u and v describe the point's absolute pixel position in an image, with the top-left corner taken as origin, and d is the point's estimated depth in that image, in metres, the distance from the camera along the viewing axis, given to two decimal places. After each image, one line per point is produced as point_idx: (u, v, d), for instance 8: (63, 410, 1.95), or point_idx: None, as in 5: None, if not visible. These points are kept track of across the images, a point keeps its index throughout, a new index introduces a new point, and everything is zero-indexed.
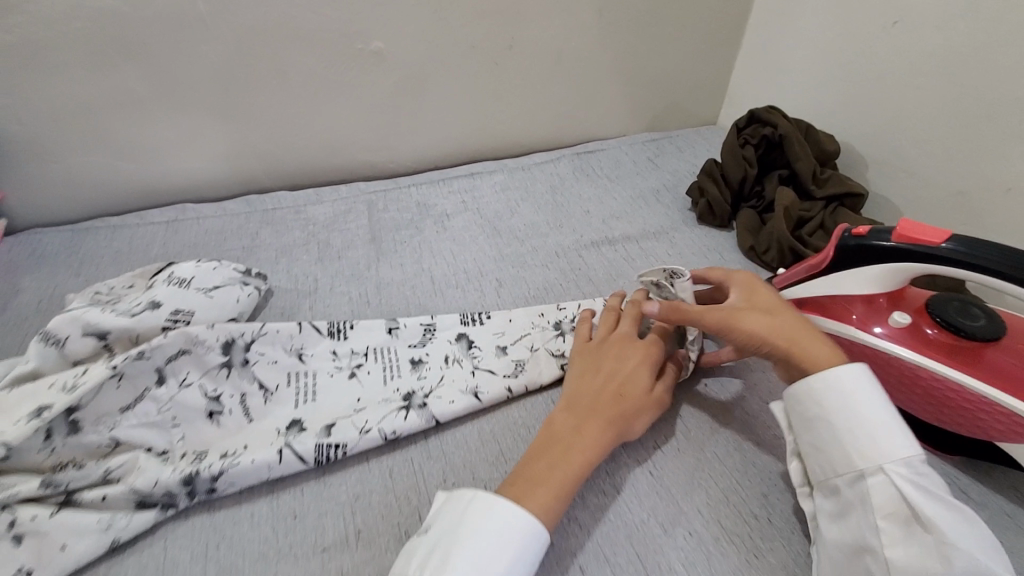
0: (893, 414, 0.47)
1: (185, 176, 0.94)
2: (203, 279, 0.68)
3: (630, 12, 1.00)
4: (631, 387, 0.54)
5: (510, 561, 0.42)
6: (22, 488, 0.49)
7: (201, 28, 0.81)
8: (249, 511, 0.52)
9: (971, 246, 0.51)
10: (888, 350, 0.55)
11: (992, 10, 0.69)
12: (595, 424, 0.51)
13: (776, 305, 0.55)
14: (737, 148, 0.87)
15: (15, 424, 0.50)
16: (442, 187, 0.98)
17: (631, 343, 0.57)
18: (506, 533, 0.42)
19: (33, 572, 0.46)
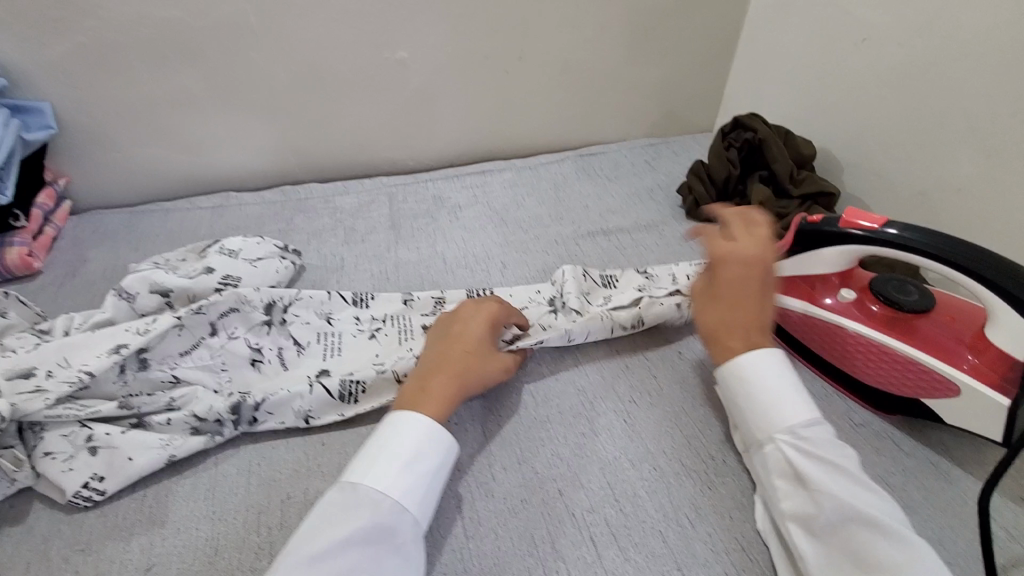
0: (786, 388, 0.53)
1: (228, 167, 1.05)
2: (249, 252, 0.79)
3: (631, 27, 1.10)
4: (478, 349, 0.61)
5: (406, 467, 0.50)
6: (101, 408, 0.59)
7: (249, 37, 0.93)
8: (285, 439, 0.63)
9: (903, 232, 0.61)
10: (836, 321, 0.68)
11: (945, 30, 0.79)
12: (440, 378, 0.57)
13: (743, 285, 0.59)
14: (723, 150, 0.97)
15: (98, 357, 0.61)
16: (456, 183, 1.08)
17: (480, 313, 0.64)
18: (402, 441, 0.51)
19: (106, 477, 0.56)
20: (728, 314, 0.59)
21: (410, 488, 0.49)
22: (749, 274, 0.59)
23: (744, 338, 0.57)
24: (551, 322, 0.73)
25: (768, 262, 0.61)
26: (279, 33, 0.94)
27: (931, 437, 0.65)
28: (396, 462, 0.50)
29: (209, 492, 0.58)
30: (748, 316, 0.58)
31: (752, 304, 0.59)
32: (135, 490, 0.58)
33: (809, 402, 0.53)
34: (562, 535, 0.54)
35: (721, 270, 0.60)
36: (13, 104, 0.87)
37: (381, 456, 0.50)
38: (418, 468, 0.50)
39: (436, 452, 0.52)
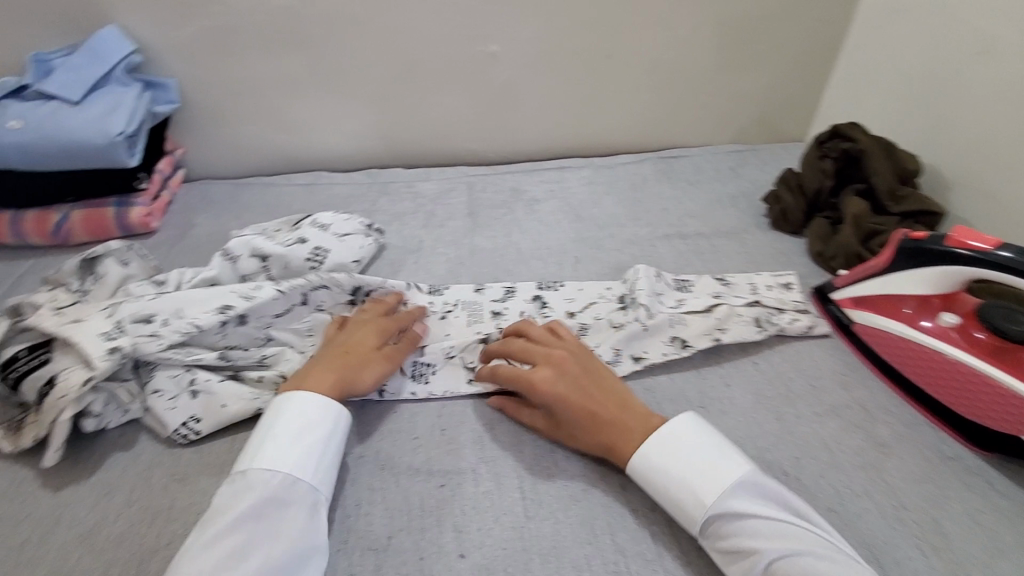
0: (672, 484, 0.52)
1: (322, 148, 1.12)
2: (339, 227, 0.84)
3: (725, 30, 1.08)
4: (358, 343, 0.63)
5: (302, 440, 0.54)
6: (203, 357, 0.64)
7: (354, 26, 0.98)
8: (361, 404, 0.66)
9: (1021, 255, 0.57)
10: (938, 347, 0.65)
11: None
12: (329, 366, 0.60)
13: (577, 391, 0.58)
14: (816, 160, 0.92)
15: (204, 312, 0.66)
16: (534, 177, 1.09)
17: (372, 321, 0.67)
18: (299, 416, 0.55)
19: (202, 419, 0.61)
20: (590, 417, 0.57)
21: (303, 458, 0.53)
22: (581, 388, 0.58)
23: (624, 434, 0.56)
24: (621, 321, 0.73)
25: (578, 356, 0.61)
26: (380, 22, 0.98)
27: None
28: (283, 439, 0.53)
29: None
30: (606, 409, 0.57)
31: (601, 395, 0.58)
32: (225, 434, 0.63)
33: (709, 465, 0.51)
34: (624, 529, 0.54)
35: (553, 394, 0.58)
36: (145, 79, 0.96)
37: (269, 437, 0.54)
38: (308, 440, 0.54)
39: (325, 424, 0.55)
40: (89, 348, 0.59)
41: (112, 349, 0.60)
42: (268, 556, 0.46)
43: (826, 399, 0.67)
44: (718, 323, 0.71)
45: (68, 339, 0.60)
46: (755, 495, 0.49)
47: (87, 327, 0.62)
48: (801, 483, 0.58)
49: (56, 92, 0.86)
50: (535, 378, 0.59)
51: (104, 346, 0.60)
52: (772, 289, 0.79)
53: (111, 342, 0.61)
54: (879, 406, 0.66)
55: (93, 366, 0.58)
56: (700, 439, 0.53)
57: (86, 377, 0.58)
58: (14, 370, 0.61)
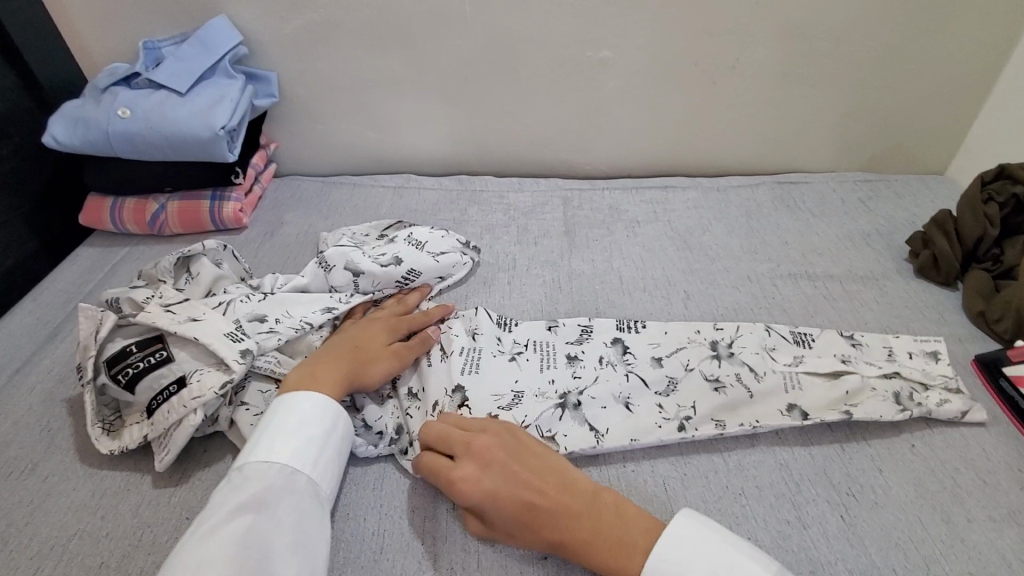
0: None
1: (412, 150, 1.08)
2: (434, 245, 0.79)
3: (870, 45, 0.95)
4: (369, 340, 0.63)
5: (299, 433, 0.52)
6: None
7: (460, 25, 0.93)
8: None
9: None
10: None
11: None
12: (330, 362, 0.59)
13: (512, 485, 0.50)
14: (978, 203, 0.78)
15: (312, 311, 0.65)
16: (635, 195, 1.01)
17: (373, 322, 0.66)
18: (289, 412, 0.53)
19: None
20: (534, 515, 0.49)
21: (303, 450, 0.52)
22: (513, 480, 0.50)
23: (585, 529, 0.48)
24: (716, 373, 0.63)
25: (498, 435, 0.53)
26: (488, 23, 0.92)
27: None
28: (281, 433, 0.52)
29: None
30: (545, 499, 0.49)
31: (540, 480, 0.50)
32: None
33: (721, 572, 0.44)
34: None
35: (480, 494, 0.49)
36: (248, 72, 0.95)
37: (268, 432, 0.52)
38: (308, 431, 0.53)
39: (325, 417, 0.55)
40: (219, 349, 0.56)
41: (243, 352, 0.57)
42: (269, 542, 0.44)
43: (1005, 501, 0.55)
44: (863, 391, 0.62)
45: (187, 338, 0.57)
46: None
47: (209, 325, 0.58)
48: None
49: (163, 82, 0.86)
50: (455, 475, 0.50)
51: (234, 348, 0.57)
52: (914, 358, 0.67)
53: (238, 343, 0.58)
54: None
55: (229, 369, 0.56)
56: (699, 540, 0.46)
57: (224, 381, 0.55)
58: (127, 366, 0.57)
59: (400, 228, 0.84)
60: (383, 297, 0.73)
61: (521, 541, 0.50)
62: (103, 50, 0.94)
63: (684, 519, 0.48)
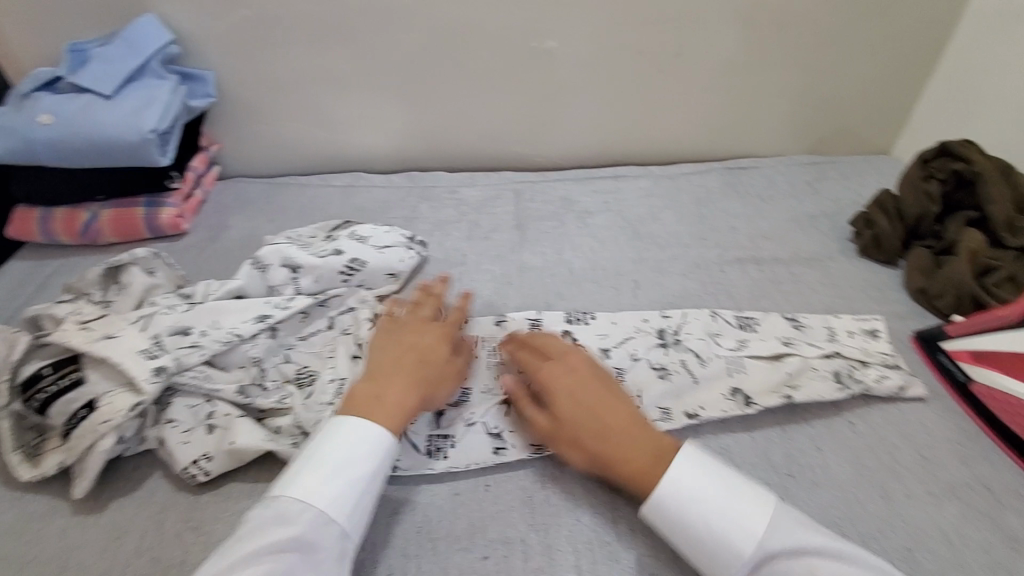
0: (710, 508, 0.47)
1: (362, 147, 1.05)
2: (378, 240, 0.77)
3: (813, 29, 0.96)
4: (432, 351, 0.58)
5: (344, 473, 0.48)
6: (222, 389, 0.59)
7: (402, 18, 0.91)
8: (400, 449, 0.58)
9: None
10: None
11: None
12: (402, 387, 0.54)
13: (593, 388, 0.54)
14: (918, 181, 0.80)
15: (242, 322, 0.62)
16: (588, 185, 1.00)
17: (428, 326, 0.61)
18: (339, 445, 0.49)
19: (212, 456, 0.55)
20: (596, 418, 0.53)
21: (343, 497, 0.47)
22: (592, 391, 0.54)
23: (632, 441, 0.51)
24: (661, 361, 0.63)
25: (594, 363, 0.57)
26: (433, 16, 0.91)
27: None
28: (326, 470, 0.48)
29: None
30: (615, 417, 0.53)
31: (620, 397, 0.54)
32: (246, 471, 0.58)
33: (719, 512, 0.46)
34: None
35: (558, 391, 0.55)
36: (182, 72, 0.91)
37: (314, 464, 0.48)
38: (349, 474, 0.48)
39: (372, 459, 0.50)
40: (132, 369, 0.55)
41: (157, 369, 0.56)
42: None
43: (939, 475, 0.56)
44: (805, 368, 0.62)
45: (100, 358, 0.56)
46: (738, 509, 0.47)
47: (123, 343, 0.57)
48: None
49: (89, 86, 0.82)
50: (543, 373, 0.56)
51: (147, 365, 0.56)
52: (854, 336, 0.68)
53: (152, 360, 0.57)
54: (1007, 487, 0.56)
55: (141, 389, 0.55)
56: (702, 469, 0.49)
57: (134, 402, 0.54)
58: (38, 391, 0.56)
59: (347, 225, 0.82)
60: (415, 291, 0.67)
61: (573, 440, 0.53)
62: (26, 54, 0.90)
63: (688, 454, 0.49)
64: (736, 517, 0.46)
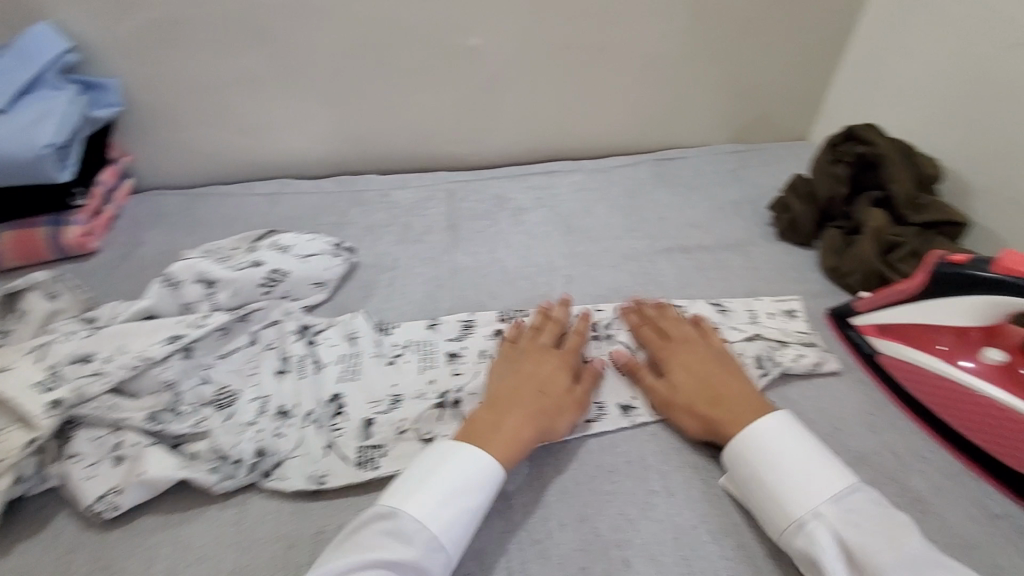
0: (800, 470, 0.50)
1: (288, 153, 1.02)
2: (301, 249, 0.75)
3: (727, 22, 0.99)
4: (551, 382, 0.59)
5: (455, 499, 0.49)
6: (130, 417, 0.56)
7: (319, 18, 0.88)
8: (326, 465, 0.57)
9: None
10: (967, 379, 0.59)
11: None
12: (516, 418, 0.55)
13: (716, 364, 0.60)
14: (827, 165, 0.84)
15: (151, 345, 0.60)
16: (522, 182, 1.00)
17: (549, 355, 0.62)
18: (452, 471, 0.50)
19: (121, 488, 0.53)
20: (707, 386, 0.58)
21: (452, 523, 0.48)
22: (705, 367, 0.60)
23: (737, 407, 0.56)
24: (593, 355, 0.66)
25: (723, 350, 0.62)
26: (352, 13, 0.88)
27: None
28: (436, 493, 0.49)
29: (240, 517, 0.54)
30: (723, 386, 0.58)
31: (739, 373, 0.60)
32: (166, 498, 0.56)
33: (796, 473, 0.50)
34: None
35: (675, 364, 0.61)
36: (84, 81, 0.86)
37: (424, 484, 0.50)
38: (460, 499, 0.49)
39: (484, 487, 0.50)
40: (26, 405, 0.53)
41: (54, 403, 0.54)
42: None
43: (850, 443, 0.60)
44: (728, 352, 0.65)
45: None
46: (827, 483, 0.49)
47: (18, 377, 0.55)
48: None
49: None
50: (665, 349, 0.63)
51: (43, 400, 0.54)
52: (775, 317, 0.71)
53: (49, 394, 0.55)
54: (912, 451, 0.59)
55: (36, 424, 0.53)
56: (789, 438, 0.53)
57: (29, 438, 0.52)
58: None
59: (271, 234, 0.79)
60: (533, 314, 0.67)
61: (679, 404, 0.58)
62: None
63: (780, 417, 0.54)
64: (834, 481, 0.49)
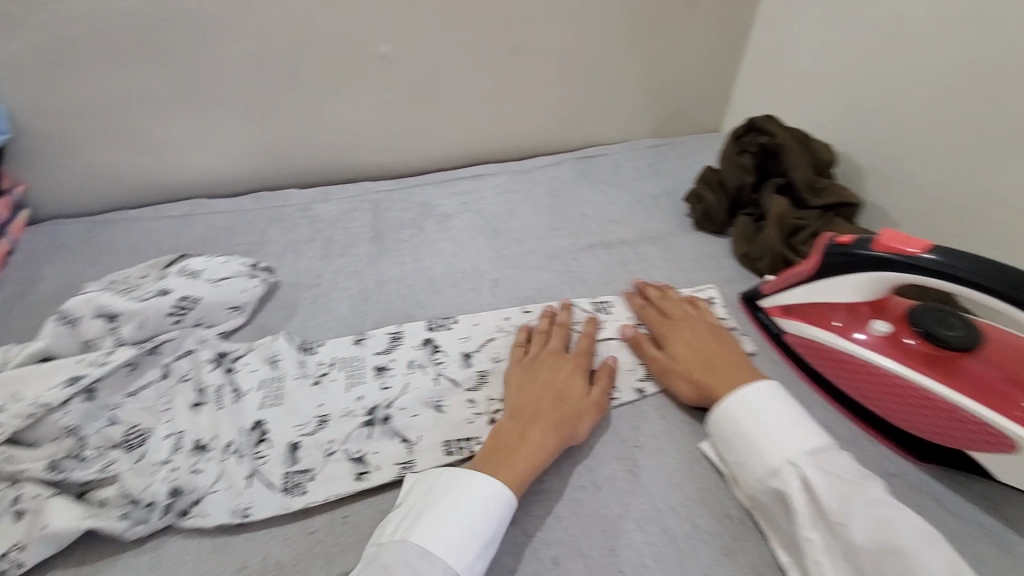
0: (783, 426, 0.54)
1: (198, 171, 0.97)
2: (214, 272, 0.72)
3: (635, 21, 1.02)
4: (568, 389, 0.60)
5: (477, 530, 0.48)
6: (29, 467, 0.53)
7: (217, 30, 0.84)
8: (249, 497, 0.55)
9: (947, 255, 0.53)
10: (861, 351, 0.62)
11: (976, 32, 0.74)
12: (540, 429, 0.56)
13: (710, 336, 0.65)
14: (734, 156, 0.88)
15: (49, 389, 0.56)
16: (446, 187, 1.00)
17: (564, 358, 0.64)
18: (475, 500, 0.49)
19: (22, 546, 0.50)
20: (707, 357, 0.63)
21: (470, 555, 0.47)
22: (704, 341, 0.65)
23: (737, 372, 0.60)
24: None
25: (717, 328, 0.67)
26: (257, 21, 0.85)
27: (981, 488, 0.57)
28: (458, 524, 0.48)
29: (156, 561, 0.52)
30: (722, 356, 0.63)
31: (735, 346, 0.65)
32: (73, 551, 0.52)
33: (780, 428, 0.54)
34: None
35: (676, 339, 0.66)
36: None
37: (447, 513, 0.48)
38: (478, 530, 0.48)
39: (500, 515, 0.50)
40: None
41: None
42: None
43: None
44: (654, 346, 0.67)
45: None
46: (807, 439, 0.52)
47: None
48: (745, 525, 0.54)
49: None
50: (665, 328, 0.68)
51: None
52: None
53: None
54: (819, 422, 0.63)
55: None
56: (776, 400, 0.56)
57: None
58: None
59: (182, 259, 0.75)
60: (539, 319, 0.70)
61: (681, 374, 0.63)
62: None
63: (766, 385, 0.57)
64: (812, 441, 0.52)
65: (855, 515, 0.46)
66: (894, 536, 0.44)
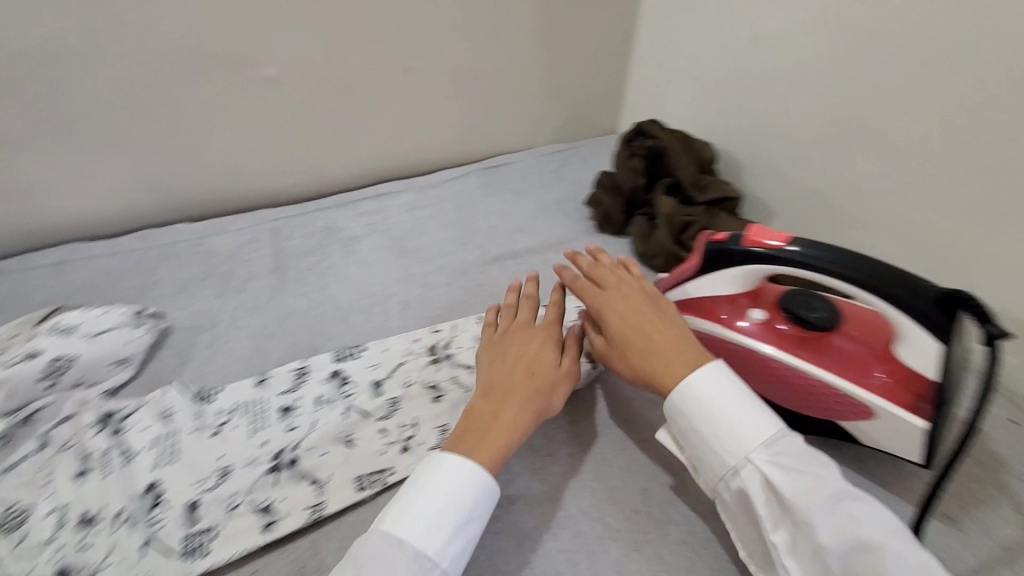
0: (742, 420, 0.48)
1: (73, 215, 0.90)
2: (91, 326, 0.67)
3: (524, 33, 1.05)
4: (540, 359, 0.56)
5: (448, 521, 0.45)
6: None
7: (78, 62, 0.78)
8: (147, 565, 0.51)
9: (804, 249, 0.57)
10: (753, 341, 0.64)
11: (818, 37, 0.82)
12: (515, 404, 0.52)
13: (642, 306, 0.58)
14: (626, 160, 0.93)
15: None
16: (350, 210, 0.98)
17: (533, 328, 0.60)
18: (446, 488, 0.47)
19: None
20: (645, 333, 0.56)
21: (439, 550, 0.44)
22: (637, 313, 0.57)
23: (682, 349, 0.54)
24: (433, 378, 0.66)
25: (649, 293, 0.60)
26: (113, 39, 0.78)
27: (854, 467, 0.63)
28: (428, 517, 0.45)
29: None
30: (652, 328, 0.56)
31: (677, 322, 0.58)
32: None
33: (736, 423, 0.48)
34: None
35: (609, 315, 0.58)
36: None
37: (417, 505, 0.46)
38: (447, 523, 0.45)
39: (470, 505, 0.46)
40: None
41: None
42: None
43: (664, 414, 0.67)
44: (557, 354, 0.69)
45: None
46: (766, 433, 0.48)
47: None
48: (653, 518, 0.57)
49: None
50: (601, 302, 0.59)
51: None
52: None
53: None
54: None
55: None
56: (729, 387, 0.51)
57: None
58: None
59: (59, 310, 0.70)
60: (506, 292, 0.65)
61: (626, 360, 0.56)
62: None
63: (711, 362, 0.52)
64: (768, 432, 0.48)
65: (821, 514, 0.43)
66: (861, 531, 0.42)
